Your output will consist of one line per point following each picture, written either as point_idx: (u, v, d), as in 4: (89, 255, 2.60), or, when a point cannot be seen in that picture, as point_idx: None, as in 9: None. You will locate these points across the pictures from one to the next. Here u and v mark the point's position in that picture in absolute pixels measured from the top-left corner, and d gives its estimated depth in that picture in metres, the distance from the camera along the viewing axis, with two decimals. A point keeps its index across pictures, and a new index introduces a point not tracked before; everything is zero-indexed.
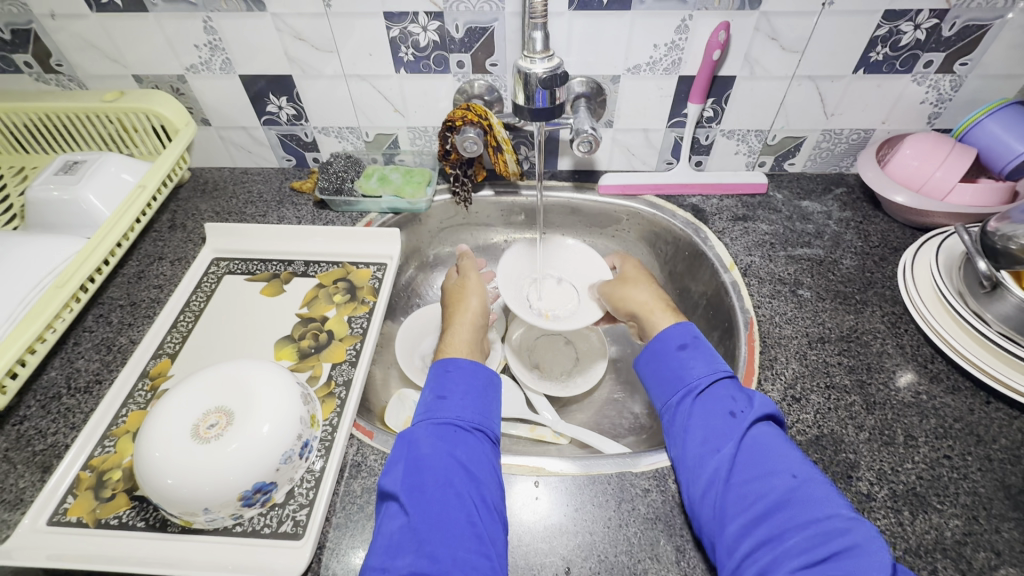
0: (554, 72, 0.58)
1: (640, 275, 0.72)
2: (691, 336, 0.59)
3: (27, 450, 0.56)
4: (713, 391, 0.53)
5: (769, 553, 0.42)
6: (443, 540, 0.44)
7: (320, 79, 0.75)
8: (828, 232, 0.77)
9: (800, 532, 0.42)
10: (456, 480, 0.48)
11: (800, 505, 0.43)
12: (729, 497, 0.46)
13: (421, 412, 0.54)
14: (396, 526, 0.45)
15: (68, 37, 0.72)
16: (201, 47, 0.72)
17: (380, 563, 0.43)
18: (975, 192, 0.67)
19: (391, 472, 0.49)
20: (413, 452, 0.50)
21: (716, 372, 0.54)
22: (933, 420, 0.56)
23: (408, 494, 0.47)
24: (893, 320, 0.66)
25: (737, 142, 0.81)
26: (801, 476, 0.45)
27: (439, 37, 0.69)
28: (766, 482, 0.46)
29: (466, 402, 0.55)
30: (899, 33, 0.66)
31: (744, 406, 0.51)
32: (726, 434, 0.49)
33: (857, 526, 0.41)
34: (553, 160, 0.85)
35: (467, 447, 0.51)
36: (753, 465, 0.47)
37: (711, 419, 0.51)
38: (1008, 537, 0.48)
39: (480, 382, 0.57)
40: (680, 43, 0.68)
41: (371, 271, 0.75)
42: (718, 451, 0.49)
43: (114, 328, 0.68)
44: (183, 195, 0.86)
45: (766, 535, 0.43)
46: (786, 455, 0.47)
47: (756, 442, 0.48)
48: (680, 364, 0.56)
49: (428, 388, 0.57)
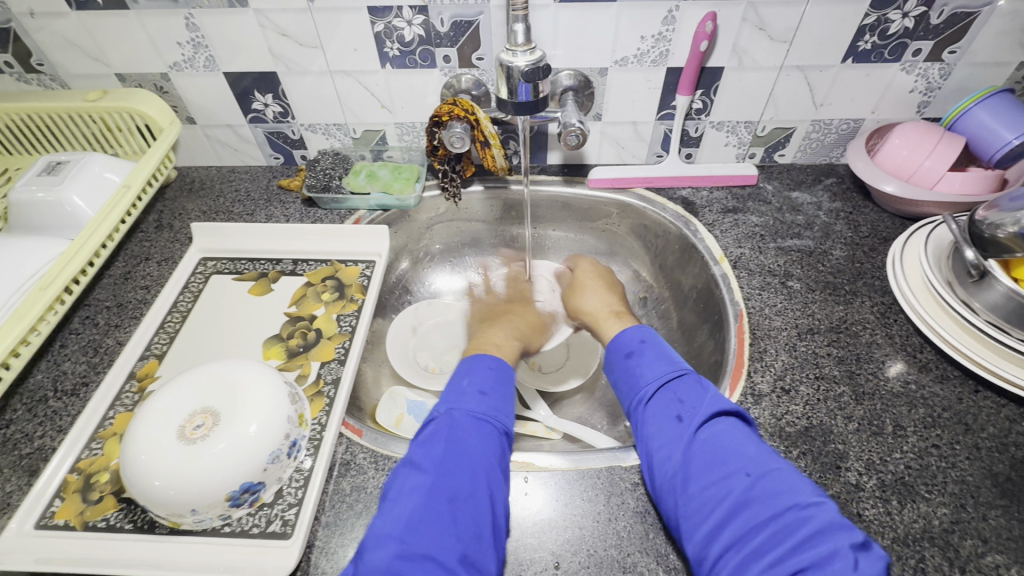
0: (538, 64, 0.57)
1: (590, 280, 0.78)
2: (636, 343, 0.60)
3: (13, 454, 0.55)
4: (662, 395, 0.54)
5: (737, 555, 0.41)
6: (456, 533, 0.43)
7: (306, 75, 0.74)
8: (818, 223, 0.77)
9: (763, 530, 0.42)
10: (485, 478, 0.47)
11: (758, 503, 0.43)
12: (690, 500, 0.46)
13: (453, 399, 0.54)
14: (417, 503, 0.44)
15: (48, 36, 0.71)
16: (184, 44, 0.71)
17: (401, 534, 0.42)
18: (964, 180, 0.67)
19: (428, 446, 0.49)
20: (455, 436, 0.50)
21: (664, 375, 0.55)
22: (922, 409, 0.56)
23: (436, 474, 0.46)
24: (882, 310, 0.65)
25: (727, 134, 0.81)
26: (754, 474, 0.45)
27: (425, 31, 0.68)
28: (723, 484, 0.45)
29: (499, 403, 0.55)
30: (887, 21, 0.66)
31: (692, 409, 0.51)
32: (675, 440, 0.49)
33: (817, 514, 0.41)
34: (542, 155, 0.85)
35: (495, 444, 0.50)
36: (708, 466, 0.47)
37: (661, 426, 0.51)
38: (995, 525, 0.48)
39: (508, 386, 0.57)
40: (667, 34, 0.68)
41: (359, 268, 0.75)
42: (670, 459, 0.49)
43: (100, 329, 0.67)
44: (169, 194, 0.85)
45: (732, 537, 0.42)
46: (740, 451, 0.47)
47: (708, 442, 0.48)
48: (631, 374, 0.57)
49: (467, 379, 0.56)
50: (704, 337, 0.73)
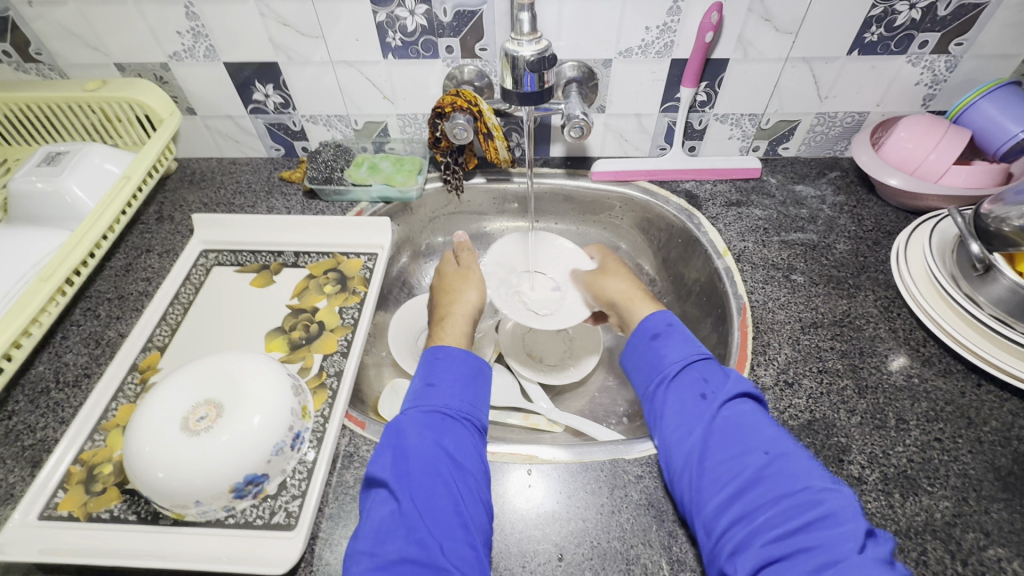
0: (543, 54, 0.57)
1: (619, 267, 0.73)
2: (664, 325, 0.58)
3: (15, 445, 0.55)
4: (685, 373, 0.53)
5: (745, 528, 0.42)
6: (426, 527, 0.44)
7: (307, 65, 0.73)
8: (822, 217, 0.76)
9: (773, 507, 0.42)
10: (445, 470, 0.47)
11: (773, 480, 0.44)
12: (705, 475, 0.46)
13: (407, 401, 0.54)
14: (386, 511, 0.45)
15: (47, 25, 0.70)
16: (184, 34, 0.71)
17: (370, 547, 0.43)
18: (969, 174, 0.67)
19: (378, 459, 0.48)
20: (399, 442, 0.49)
21: (689, 356, 0.54)
22: (925, 403, 0.56)
23: (397, 480, 0.46)
24: (885, 304, 0.65)
25: (731, 126, 0.80)
26: (772, 453, 0.45)
27: (427, 21, 0.67)
28: (740, 461, 0.45)
29: (452, 389, 0.54)
30: (893, 13, 0.65)
31: (716, 388, 0.51)
32: (697, 417, 0.49)
33: (831, 496, 0.42)
34: (545, 147, 0.85)
35: (451, 435, 0.50)
36: (727, 443, 0.47)
37: (683, 403, 0.51)
38: (997, 518, 0.48)
39: (469, 369, 0.57)
40: (672, 24, 0.67)
41: (361, 261, 0.74)
42: (690, 435, 0.49)
43: (102, 321, 0.67)
44: (170, 186, 0.84)
45: (740, 512, 0.43)
46: (760, 431, 0.47)
47: (729, 421, 0.48)
48: (654, 354, 0.56)
49: (418, 375, 0.56)
50: (706, 330, 0.73)
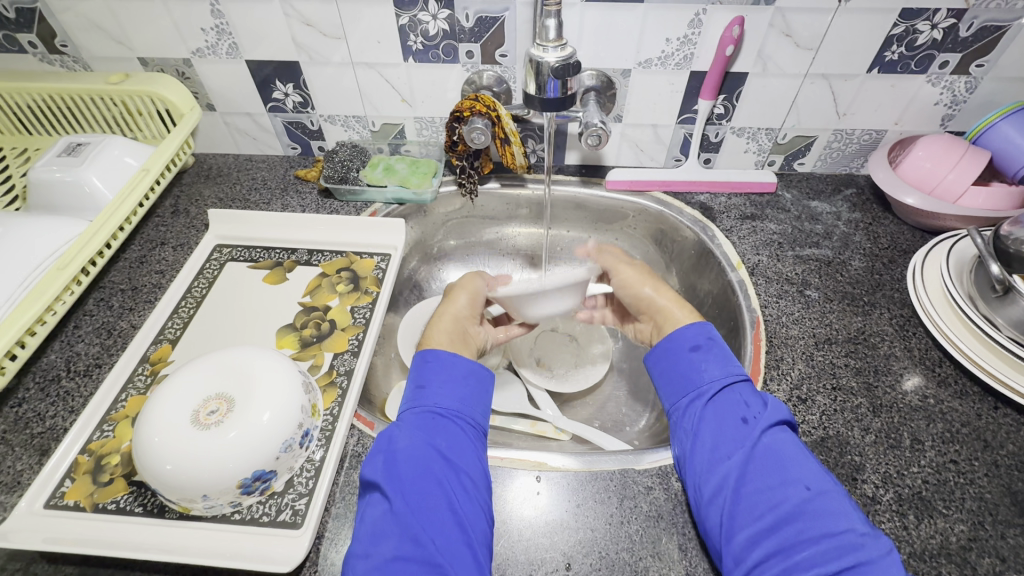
0: (567, 61, 0.57)
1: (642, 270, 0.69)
2: (704, 338, 0.57)
3: (25, 433, 0.55)
4: (724, 395, 0.52)
5: (781, 563, 0.42)
6: (419, 526, 0.43)
7: (327, 66, 0.74)
8: (836, 233, 0.76)
9: (813, 546, 0.42)
10: (442, 473, 0.47)
11: (814, 517, 0.43)
12: (739, 502, 0.46)
13: (414, 400, 0.53)
14: (379, 513, 0.45)
15: (73, 18, 0.71)
16: (208, 31, 0.71)
17: (364, 550, 0.43)
18: (989, 195, 0.66)
19: (372, 461, 0.48)
20: (391, 447, 0.48)
21: (729, 375, 0.53)
22: (940, 424, 0.56)
23: (394, 482, 0.46)
24: (901, 322, 0.65)
25: (747, 140, 0.80)
26: (815, 489, 0.44)
27: (449, 25, 0.68)
28: (780, 492, 0.45)
29: (470, 398, 0.54)
30: (915, 32, 0.65)
31: (757, 412, 0.50)
32: (738, 441, 0.49)
33: (872, 542, 0.41)
34: (560, 154, 0.85)
35: (462, 441, 0.50)
36: (766, 472, 0.46)
37: (723, 425, 0.50)
38: (1014, 544, 0.47)
39: (483, 379, 0.56)
40: (693, 37, 0.67)
41: (375, 261, 0.74)
42: (728, 459, 0.48)
43: (115, 312, 0.67)
44: (187, 180, 0.85)
45: (776, 545, 0.42)
46: (802, 465, 0.46)
47: (770, 450, 0.48)
48: (692, 367, 0.55)
49: (409, 378, 0.56)
50: None
